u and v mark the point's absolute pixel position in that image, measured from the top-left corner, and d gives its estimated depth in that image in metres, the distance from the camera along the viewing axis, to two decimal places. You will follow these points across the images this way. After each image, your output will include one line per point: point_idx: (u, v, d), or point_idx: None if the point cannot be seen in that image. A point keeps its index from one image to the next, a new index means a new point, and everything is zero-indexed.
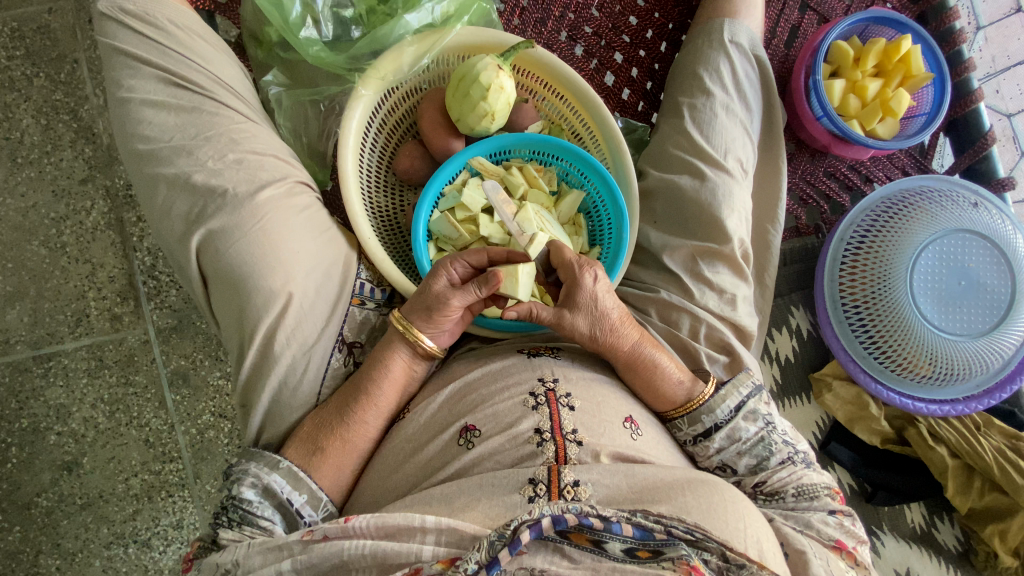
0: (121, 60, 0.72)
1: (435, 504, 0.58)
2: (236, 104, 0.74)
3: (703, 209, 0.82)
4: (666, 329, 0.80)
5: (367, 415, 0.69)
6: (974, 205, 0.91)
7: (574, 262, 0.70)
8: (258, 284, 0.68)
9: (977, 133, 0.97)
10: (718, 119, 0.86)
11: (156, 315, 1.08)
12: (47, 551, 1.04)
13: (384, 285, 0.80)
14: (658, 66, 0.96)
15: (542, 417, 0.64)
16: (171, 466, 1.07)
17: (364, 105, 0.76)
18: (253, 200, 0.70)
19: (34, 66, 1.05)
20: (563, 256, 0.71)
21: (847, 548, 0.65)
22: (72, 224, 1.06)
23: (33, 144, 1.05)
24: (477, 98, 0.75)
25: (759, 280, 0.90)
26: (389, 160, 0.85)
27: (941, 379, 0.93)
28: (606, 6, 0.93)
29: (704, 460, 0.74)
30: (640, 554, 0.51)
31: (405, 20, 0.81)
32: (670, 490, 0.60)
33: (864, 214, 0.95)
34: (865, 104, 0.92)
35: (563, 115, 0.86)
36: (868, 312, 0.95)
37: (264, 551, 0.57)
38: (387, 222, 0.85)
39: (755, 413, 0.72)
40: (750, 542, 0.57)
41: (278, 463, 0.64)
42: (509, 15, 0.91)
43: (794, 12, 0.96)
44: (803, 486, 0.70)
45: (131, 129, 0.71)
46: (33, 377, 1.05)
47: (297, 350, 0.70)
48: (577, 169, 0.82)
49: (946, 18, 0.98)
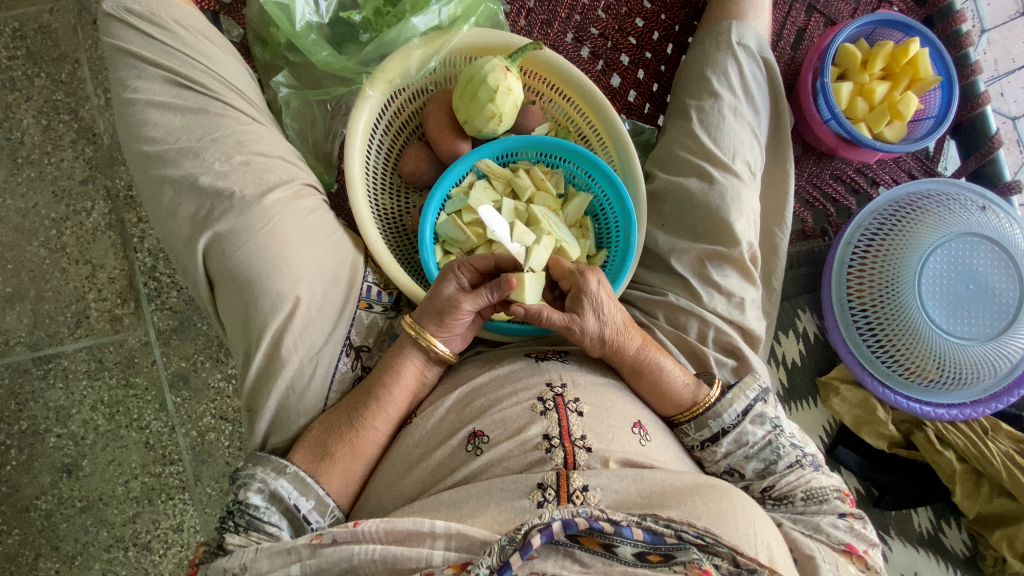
0: (126, 60, 0.71)
1: (444, 509, 0.58)
2: (242, 106, 0.73)
3: (711, 212, 0.82)
4: (674, 332, 0.80)
5: (375, 419, 0.68)
6: (982, 208, 0.91)
7: (576, 270, 0.71)
8: (266, 287, 0.67)
9: (983, 136, 0.97)
10: (726, 121, 0.86)
11: (158, 316, 1.07)
12: (46, 555, 1.03)
13: (391, 289, 0.79)
14: (664, 68, 0.95)
15: (551, 423, 0.63)
16: (172, 468, 1.06)
17: (371, 107, 0.76)
18: (260, 203, 0.69)
19: (35, 66, 1.04)
20: (563, 267, 0.72)
21: (858, 552, 0.64)
22: (72, 225, 1.05)
23: (34, 145, 1.04)
24: (484, 100, 0.74)
25: (766, 283, 0.90)
26: (395, 161, 0.85)
27: (949, 383, 0.93)
28: (612, 7, 0.92)
29: (711, 465, 0.74)
30: (651, 558, 0.50)
31: (411, 22, 0.80)
32: (679, 495, 0.59)
33: (872, 217, 0.94)
34: (872, 107, 0.91)
35: (570, 116, 0.86)
36: (876, 316, 0.95)
37: (271, 555, 0.56)
38: (393, 224, 0.84)
39: (762, 417, 0.72)
40: (761, 547, 0.57)
41: (285, 468, 0.64)
42: (515, 16, 0.90)
43: (801, 14, 0.96)
44: (811, 490, 0.69)
45: (136, 130, 0.70)
46: (32, 379, 1.04)
47: (305, 354, 0.69)
48: (584, 171, 0.81)
49: (953, 20, 0.98)
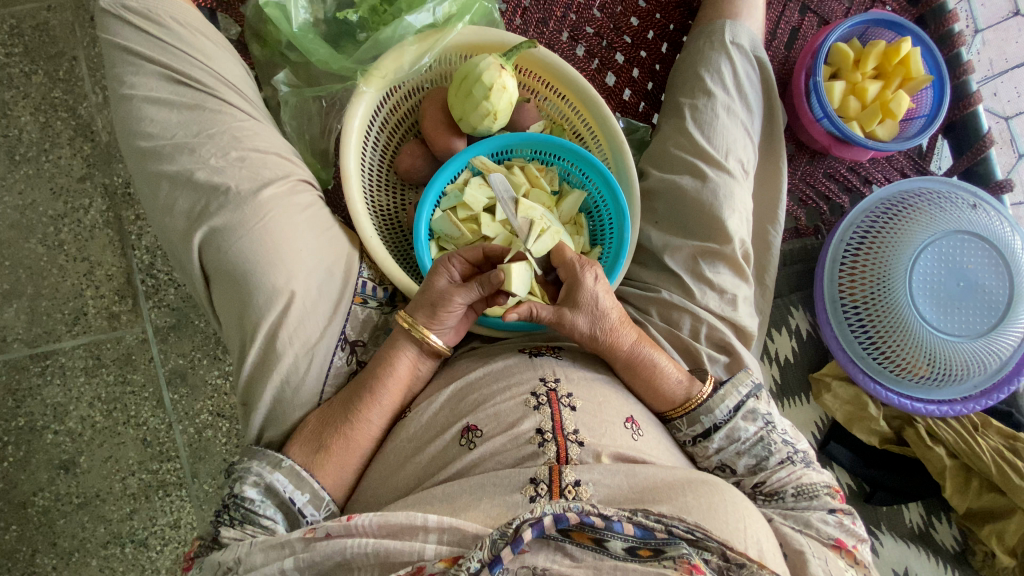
0: (123, 57, 0.71)
1: (437, 503, 0.58)
2: (238, 103, 0.74)
3: (704, 210, 0.83)
4: (667, 329, 0.80)
5: (370, 412, 0.69)
6: (973, 206, 0.92)
7: (576, 262, 0.70)
8: (261, 282, 0.68)
9: (976, 135, 0.98)
10: (719, 119, 0.86)
11: (155, 313, 1.07)
12: (43, 551, 1.03)
13: (386, 284, 0.80)
14: (658, 67, 0.96)
15: (543, 418, 0.64)
16: (168, 466, 1.06)
17: (366, 103, 0.76)
18: (256, 199, 0.70)
19: (32, 64, 1.04)
20: (563, 256, 0.71)
21: (847, 547, 0.65)
22: (70, 222, 1.06)
23: (31, 142, 1.05)
24: (480, 97, 0.75)
25: (760, 281, 0.90)
26: (391, 158, 0.86)
27: (940, 380, 0.93)
28: (607, 6, 0.93)
29: (703, 461, 0.74)
30: (642, 552, 0.51)
31: (407, 20, 0.80)
32: (671, 490, 0.60)
33: (864, 215, 0.95)
34: (865, 106, 0.92)
35: (564, 115, 0.87)
36: (868, 313, 0.96)
37: (265, 548, 0.57)
38: (388, 220, 0.85)
39: (754, 413, 0.73)
40: (751, 542, 0.57)
41: (280, 462, 0.64)
42: (511, 15, 0.91)
43: (794, 14, 0.97)
44: (802, 486, 0.70)
45: (133, 126, 0.70)
46: (29, 375, 1.05)
47: (300, 348, 0.70)
48: (578, 169, 0.82)
49: (945, 20, 0.98)
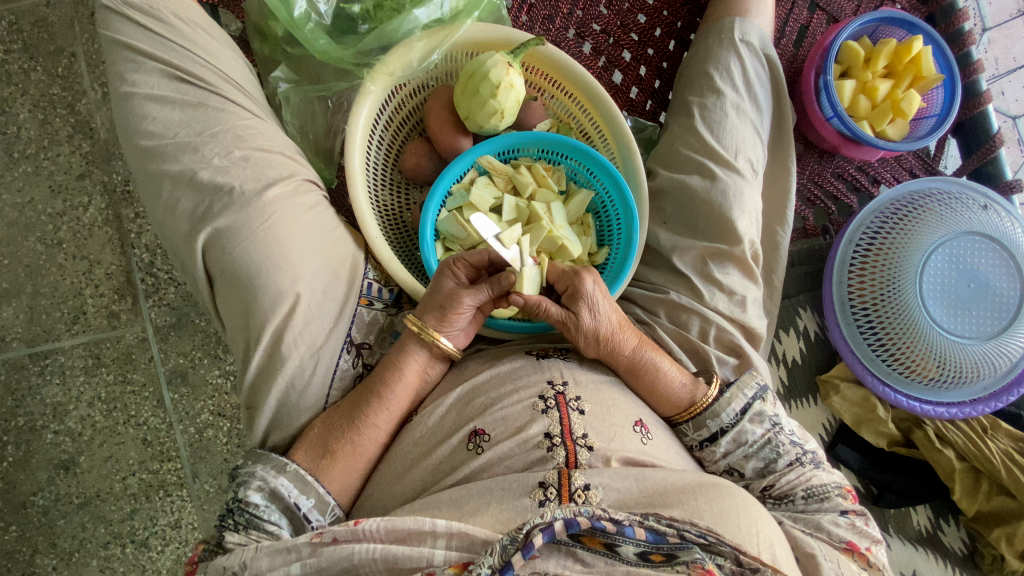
0: (123, 53, 0.70)
1: (445, 508, 0.57)
2: (242, 101, 0.73)
3: (713, 210, 0.82)
4: (675, 330, 0.79)
5: (377, 417, 0.68)
6: (984, 207, 0.91)
7: (569, 270, 0.71)
8: (266, 284, 0.67)
9: (986, 135, 0.97)
10: (728, 118, 0.85)
11: (155, 312, 1.06)
12: (43, 552, 1.02)
13: (392, 286, 0.79)
14: (666, 65, 0.95)
15: (552, 421, 0.63)
16: (169, 465, 1.05)
17: (371, 102, 0.75)
18: (260, 199, 0.69)
19: (31, 60, 1.03)
20: (557, 269, 0.72)
21: (860, 550, 0.64)
22: (69, 220, 1.05)
23: (29, 140, 1.03)
24: (486, 95, 0.74)
25: (767, 281, 0.90)
26: (395, 157, 0.84)
27: (949, 382, 0.93)
28: (614, 4, 0.92)
29: (711, 464, 0.74)
30: (654, 557, 0.50)
31: (414, 15, 0.79)
32: (681, 494, 0.59)
33: (873, 216, 0.94)
34: (875, 105, 0.91)
35: (571, 112, 0.86)
36: (877, 314, 0.95)
37: (271, 553, 0.56)
38: (393, 220, 0.84)
39: (760, 416, 0.72)
40: (763, 546, 0.56)
41: (285, 466, 0.63)
42: (517, 11, 0.90)
43: (803, 11, 0.96)
44: (812, 488, 0.69)
45: (134, 124, 0.69)
46: (28, 375, 1.04)
47: (305, 351, 0.69)
48: (585, 167, 0.81)
49: (955, 19, 0.97)
